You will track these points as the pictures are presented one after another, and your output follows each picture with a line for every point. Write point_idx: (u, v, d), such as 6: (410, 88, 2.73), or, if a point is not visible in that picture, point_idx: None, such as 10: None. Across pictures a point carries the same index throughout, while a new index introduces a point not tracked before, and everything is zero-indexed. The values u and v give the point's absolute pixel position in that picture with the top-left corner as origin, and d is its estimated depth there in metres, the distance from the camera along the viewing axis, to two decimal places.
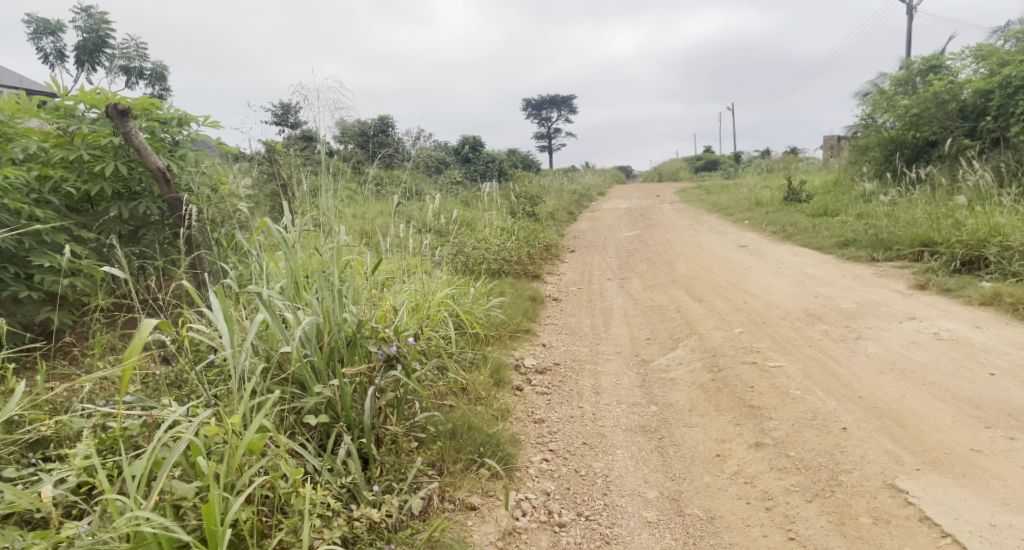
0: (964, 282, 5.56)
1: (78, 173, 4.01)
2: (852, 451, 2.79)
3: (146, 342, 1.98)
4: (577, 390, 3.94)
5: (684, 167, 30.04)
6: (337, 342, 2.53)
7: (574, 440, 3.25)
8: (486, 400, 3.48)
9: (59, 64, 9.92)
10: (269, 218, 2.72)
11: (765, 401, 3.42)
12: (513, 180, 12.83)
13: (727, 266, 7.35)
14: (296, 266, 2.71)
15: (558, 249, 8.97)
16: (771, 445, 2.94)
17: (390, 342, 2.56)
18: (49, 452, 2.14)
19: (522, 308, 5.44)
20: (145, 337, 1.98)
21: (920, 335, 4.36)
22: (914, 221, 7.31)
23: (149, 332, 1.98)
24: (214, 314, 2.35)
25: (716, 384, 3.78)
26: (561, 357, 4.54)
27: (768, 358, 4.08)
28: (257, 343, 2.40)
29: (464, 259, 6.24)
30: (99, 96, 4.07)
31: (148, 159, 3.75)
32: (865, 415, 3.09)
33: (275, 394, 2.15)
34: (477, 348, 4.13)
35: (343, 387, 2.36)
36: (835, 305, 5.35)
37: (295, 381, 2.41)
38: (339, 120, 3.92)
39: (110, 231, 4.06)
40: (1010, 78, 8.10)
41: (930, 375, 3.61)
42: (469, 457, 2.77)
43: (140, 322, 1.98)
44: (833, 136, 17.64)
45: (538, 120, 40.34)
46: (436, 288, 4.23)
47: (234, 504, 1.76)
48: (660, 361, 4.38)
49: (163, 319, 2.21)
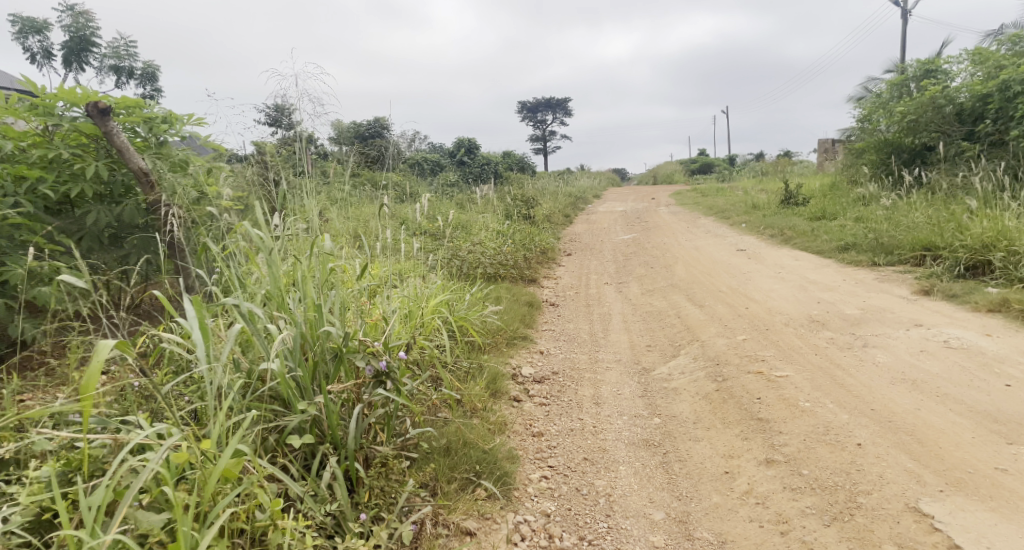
0: (969, 288, 5.44)
1: (58, 174, 3.84)
2: (869, 470, 2.65)
3: (106, 364, 1.87)
4: (577, 400, 3.78)
5: (680, 169, 30.01)
6: (322, 355, 2.41)
7: (575, 456, 3.10)
8: (482, 413, 3.32)
9: (45, 64, 9.70)
10: (248, 224, 2.60)
11: (773, 414, 3.27)
12: (508, 183, 12.66)
13: (727, 270, 7.21)
14: (276, 275, 2.58)
15: (555, 252, 8.81)
16: (783, 462, 2.80)
17: (378, 356, 2.41)
18: (9, 475, 1.99)
19: (519, 314, 5.28)
20: (104, 359, 1.87)
21: (929, 342, 4.23)
22: (914, 226, 7.19)
23: (108, 353, 1.88)
24: (190, 323, 2.21)
25: (721, 394, 3.63)
26: (559, 365, 4.38)
27: (774, 368, 3.92)
28: (234, 357, 2.28)
29: (459, 264, 6.07)
30: (81, 94, 3.90)
31: (130, 161, 3.68)
32: (880, 429, 2.96)
33: (252, 415, 2.02)
34: (472, 357, 3.97)
35: (329, 405, 2.23)
36: (839, 311, 5.21)
37: (277, 397, 2.29)
38: (334, 121, 3.80)
39: (91, 238, 3.89)
40: (1008, 82, 7.95)
41: (943, 386, 3.47)
42: (464, 476, 2.62)
43: (98, 346, 1.88)
44: (828, 139, 17.57)
45: (533, 123, 40.26)
46: (429, 294, 4.07)
47: (202, 540, 1.65)
48: (661, 370, 4.23)
49: (124, 338, 2.08)
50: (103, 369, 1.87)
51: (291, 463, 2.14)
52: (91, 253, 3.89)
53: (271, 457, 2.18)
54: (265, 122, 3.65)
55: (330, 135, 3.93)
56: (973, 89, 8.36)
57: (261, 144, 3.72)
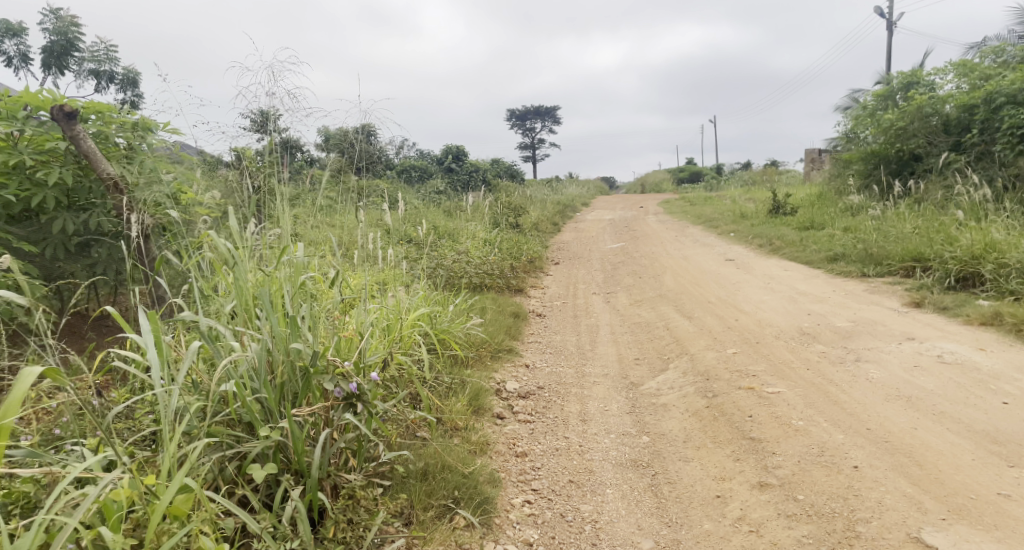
0: (960, 300, 5.37)
1: (20, 180, 3.64)
2: (868, 495, 2.53)
3: (28, 394, 1.69)
4: (562, 417, 3.64)
5: (668, 179, 30.02)
6: (290, 375, 2.26)
7: (559, 478, 2.96)
8: (463, 432, 3.18)
9: (22, 67, 9.46)
10: (214, 234, 2.46)
11: (765, 433, 3.15)
12: (496, 191, 12.52)
13: (715, 280, 7.12)
14: (245, 290, 2.44)
15: (542, 261, 8.68)
16: (776, 486, 2.68)
17: (349, 377, 2.27)
18: None
19: (504, 325, 5.14)
20: (27, 388, 1.70)
21: (922, 357, 4.14)
22: (903, 236, 7.15)
23: (33, 382, 1.70)
24: (144, 340, 2.07)
25: (712, 411, 3.51)
26: (545, 380, 4.23)
27: (765, 384, 3.80)
28: (194, 378, 2.16)
29: (444, 273, 5.93)
30: (46, 97, 3.73)
31: (98, 167, 3.50)
32: (876, 451, 2.85)
33: (204, 445, 1.88)
34: (454, 371, 3.82)
35: (294, 430, 2.08)
36: (829, 324, 5.11)
37: (239, 421, 2.15)
38: (320, 128, 3.66)
39: (56, 247, 3.74)
40: (994, 93, 7.98)
41: (939, 404, 3.37)
42: (442, 502, 2.48)
43: (21, 373, 1.71)
44: (815, 149, 17.66)
45: (522, 131, 40.25)
46: (410, 306, 3.93)
47: None
48: (649, 385, 4.10)
49: (54, 365, 1.92)
50: (26, 399, 1.70)
51: (251, 493, 2.02)
52: (56, 262, 3.78)
53: (229, 486, 2.05)
54: (250, 129, 3.45)
55: (318, 141, 3.78)
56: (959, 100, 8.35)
57: (240, 151, 3.51)
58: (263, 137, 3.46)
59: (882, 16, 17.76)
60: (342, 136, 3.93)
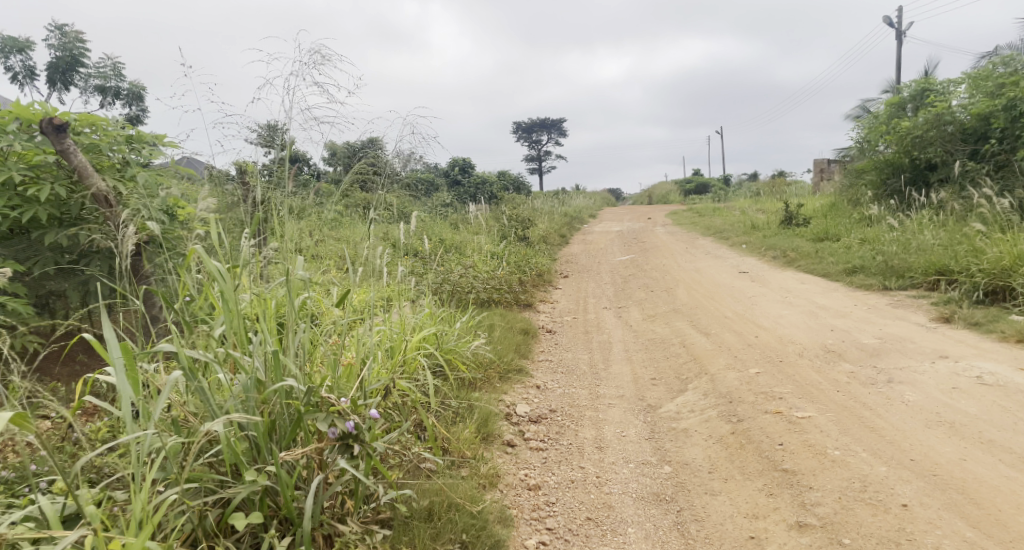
0: (992, 315, 5.09)
1: (9, 196, 3.49)
2: (923, 540, 2.32)
3: None
4: (577, 444, 3.40)
5: (675, 189, 29.71)
6: (280, 413, 2.06)
7: (576, 515, 2.72)
8: (472, 462, 2.94)
9: (27, 83, 9.36)
10: (200, 250, 2.25)
11: (799, 464, 2.90)
12: (502, 203, 12.31)
13: (731, 294, 6.87)
14: (235, 314, 2.21)
15: (550, 274, 8.44)
16: (818, 527, 2.45)
17: (345, 415, 2.07)
18: None
19: (514, 343, 4.91)
20: None
21: (960, 378, 3.87)
22: (925, 249, 6.87)
23: None
24: (117, 374, 1.89)
25: (737, 439, 3.26)
26: (557, 402, 3.99)
27: (793, 408, 3.54)
28: (172, 416, 1.95)
29: (448, 288, 5.70)
30: (37, 110, 3.58)
31: (88, 180, 3.33)
32: (925, 486, 2.61)
33: (178, 495, 1.69)
34: (461, 395, 3.59)
35: (282, 476, 1.89)
36: (855, 340, 4.84)
37: (223, 464, 1.96)
38: (327, 142, 3.48)
39: (45, 264, 3.59)
40: (1014, 101, 7.69)
41: (986, 430, 3.11)
42: (448, 546, 2.25)
43: None
44: (824, 159, 17.45)
45: (528, 144, 40.15)
46: (414, 325, 3.72)
47: None
48: (668, 408, 3.85)
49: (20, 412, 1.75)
50: None
51: None
52: (44, 280, 3.62)
53: (209, 538, 1.85)
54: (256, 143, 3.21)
55: (324, 155, 3.61)
56: (976, 110, 8.12)
57: (242, 164, 3.24)
58: (270, 151, 3.22)
59: (891, 26, 17.52)
60: (348, 148, 3.71)
